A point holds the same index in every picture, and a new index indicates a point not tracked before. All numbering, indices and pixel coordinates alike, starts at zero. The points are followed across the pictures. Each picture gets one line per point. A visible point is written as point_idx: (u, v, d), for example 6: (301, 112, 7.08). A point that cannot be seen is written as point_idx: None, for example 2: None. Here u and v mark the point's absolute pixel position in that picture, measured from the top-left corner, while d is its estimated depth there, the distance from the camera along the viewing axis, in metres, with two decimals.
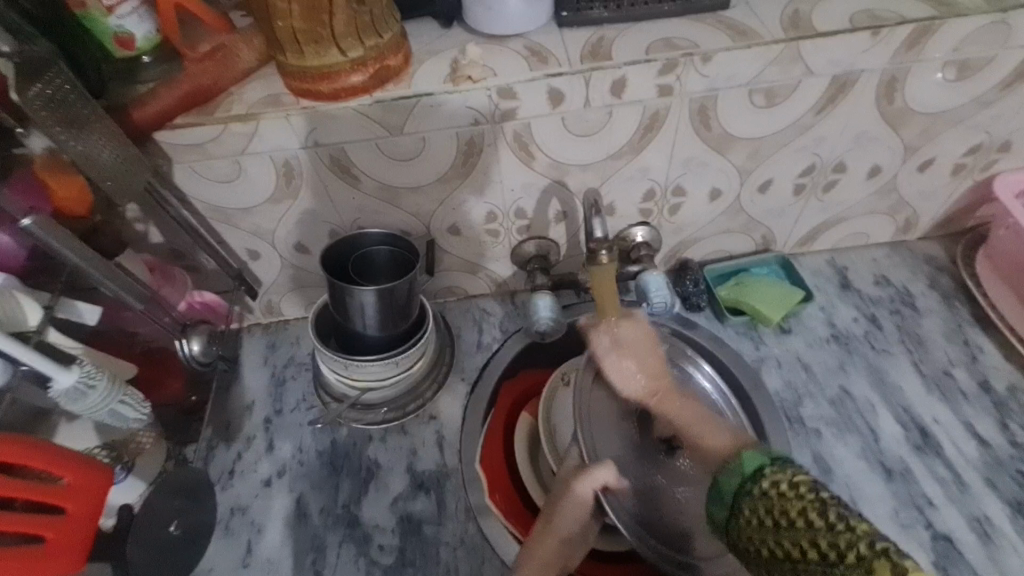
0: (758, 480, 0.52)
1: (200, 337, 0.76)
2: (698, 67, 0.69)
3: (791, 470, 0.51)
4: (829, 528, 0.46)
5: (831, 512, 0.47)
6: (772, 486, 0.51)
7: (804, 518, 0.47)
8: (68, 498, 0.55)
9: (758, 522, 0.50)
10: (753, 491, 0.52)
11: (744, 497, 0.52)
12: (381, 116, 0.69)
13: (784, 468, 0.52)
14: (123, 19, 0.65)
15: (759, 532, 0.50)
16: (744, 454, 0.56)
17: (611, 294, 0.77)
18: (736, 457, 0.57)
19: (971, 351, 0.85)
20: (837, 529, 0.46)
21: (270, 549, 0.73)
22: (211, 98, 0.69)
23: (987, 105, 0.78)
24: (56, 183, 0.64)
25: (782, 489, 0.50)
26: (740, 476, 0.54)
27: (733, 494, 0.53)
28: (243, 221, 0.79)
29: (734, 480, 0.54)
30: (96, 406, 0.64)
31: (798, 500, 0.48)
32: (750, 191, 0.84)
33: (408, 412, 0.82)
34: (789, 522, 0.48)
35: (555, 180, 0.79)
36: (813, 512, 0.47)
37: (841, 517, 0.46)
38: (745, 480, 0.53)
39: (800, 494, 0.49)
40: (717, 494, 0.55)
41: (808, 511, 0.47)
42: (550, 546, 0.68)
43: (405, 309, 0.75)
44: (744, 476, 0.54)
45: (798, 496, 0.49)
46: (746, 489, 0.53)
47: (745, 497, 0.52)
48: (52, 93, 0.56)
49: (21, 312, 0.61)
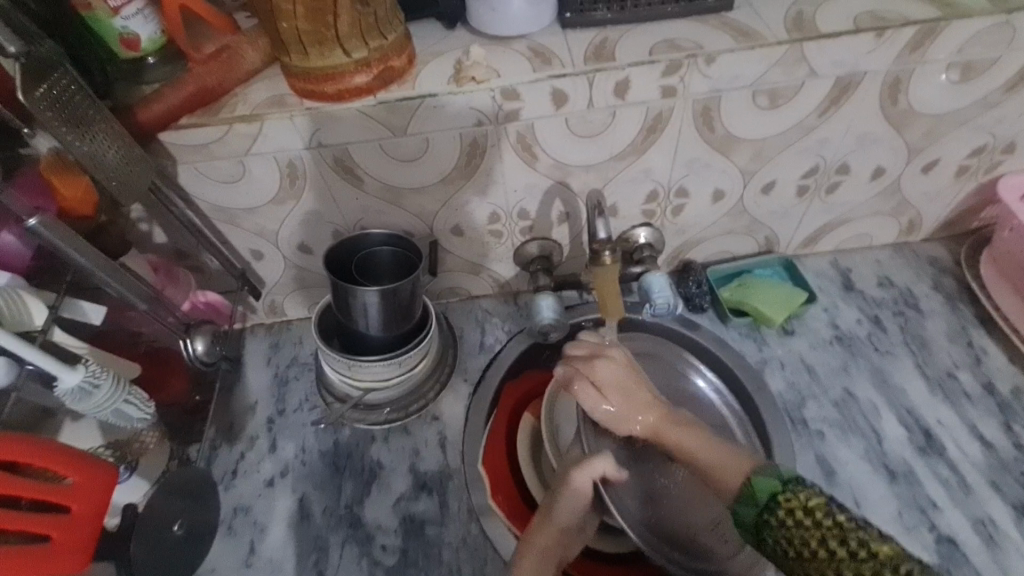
0: (775, 508, 0.59)
1: (205, 337, 0.76)
2: (702, 68, 0.69)
3: (804, 493, 0.58)
4: (851, 556, 0.53)
5: (852, 539, 0.54)
6: (788, 513, 0.58)
7: (827, 547, 0.54)
8: (74, 498, 0.55)
9: (786, 550, 0.57)
10: (771, 521, 0.59)
11: (766, 527, 0.59)
12: (385, 116, 0.69)
13: (796, 492, 0.59)
14: (128, 20, 0.65)
15: (788, 559, 0.57)
16: (755, 480, 0.63)
17: (614, 295, 0.78)
18: (748, 482, 0.64)
19: (975, 353, 0.85)
20: (860, 557, 0.53)
21: (273, 549, 0.73)
22: (216, 99, 0.70)
23: (992, 106, 0.78)
24: (63, 185, 0.64)
25: (799, 518, 0.57)
26: (757, 505, 0.61)
27: (753, 523, 0.61)
28: (247, 221, 0.79)
29: (753, 511, 0.61)
30: (101, 404, 0.64)
31: (817, 530, 0.55)
32: (754, 192, 0.84)
33: (410, 412, 0.82)
34: (812, 552, 0.55)
35: (558, 181, 0.79)
36: (833, 540, 0.54)
37: (863, 544, 0.54)
38: (762, 509, 0.60)
39: (817, 522, 0.56)
40: (742, 521, 0.63)
41: (828, 540, 0.54)
42: (550, 534, 0.67)
43: (409, 310, 0.75)
44: (760, 507, 0.61)
45: (815, 524, 0.56)
46: (765, 519, 0.60)
47: (766, 528, 0.59)
48: (58, 95, 0.56)
49: (26, 311, 0.61)
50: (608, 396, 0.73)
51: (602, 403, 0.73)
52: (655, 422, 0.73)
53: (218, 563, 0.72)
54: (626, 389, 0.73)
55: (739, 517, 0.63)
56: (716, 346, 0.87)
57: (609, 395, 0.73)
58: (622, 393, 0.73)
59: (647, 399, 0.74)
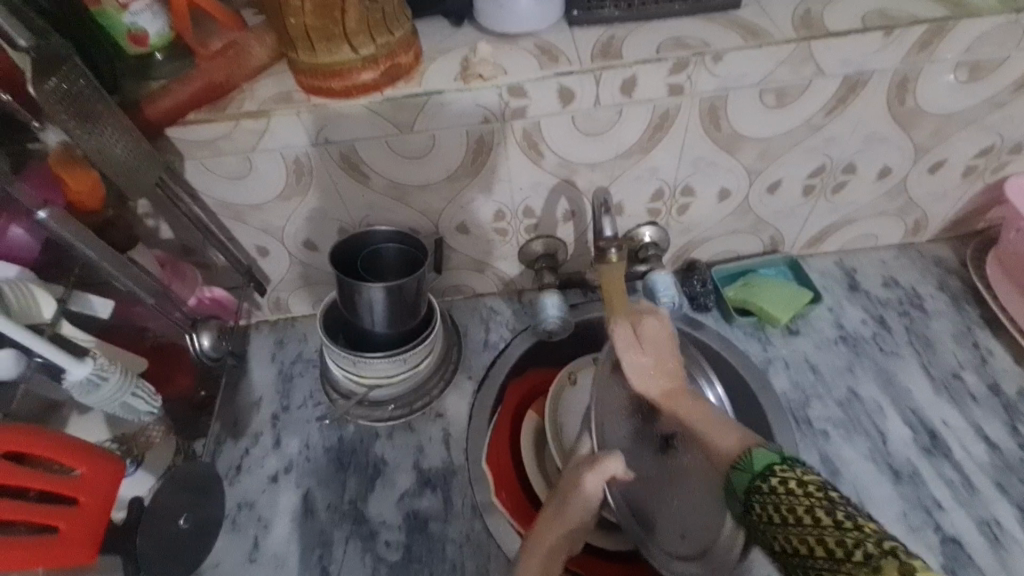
0: (770, 478, 0.50)
1: (210, 331, 0.77)
2: (709, 66, 0.69)
3: (802, 468, 0.49)
4: (836, 526, 0.44)
5: (840, 511, 0.44)
6: (781, 483, 0.49)
7: (813, 517, 0.45)
8: (83, 490, 0.55)
9: (767, 520, 0.48)
10: (763, 489, 0.50)
11: (756, 498, 0.50)
12: (392, 113, 0.70)
13: (794, 465, 0.49)
14: (137, 16, 0.66)
15: (767, 530, 0.48)
16: (756, 453, 0.54)
17: (621, 292, 0.76)
18: (746, 454, 0.55)
19: (981, 354, 0.85)
20: (845, 527, 0.43)
21: (277, 544, 0.73)
22: (224, 94, 0.70)
23: (1000, 107, 0.78)
24: (69, 176, 0.64)
25: (791, 487, 0.48)
26: (750, 476, 0.52)
27: (744, 492, 0.52)
28: (253, 217, 0.79)
29: (745, 481, 0.52)
30: (109, 398, 0.64)
31: (807, 499, 0.46)
32: (759, 191, 0.84)
33: (414, 410, 0.82)
34: (795, 519, 0.46)
35: (564, 179, 0.79)
36: (821, 511, 0.45)
37: (850, 515, 0.44)
38: (756, 478, 0.52)
39: (807, 492, 0.47)
40: (734, 491, 0.54)
41: (815, 510, 0.45)
42: (556, 532, 0.67)
43: (414, 307, 0.75)
44: (753, 475, 0.52)
45: (805, 495, 0.46)
46: (757, 488, 0.51)
47: (756, 495, 0.50)
48: (68, 88, 0.56)
49: (36, 306, 0.62)
50: (643, 350, 0.71)
51: (630, 360, 0.70)
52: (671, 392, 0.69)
53: (222, 558, 0.72)
54: (660, 350, 0.71)
55: (733, 488, 0.54)
56: (721, 344, 0.87)
57: (643, 347, 0.71)
58: (653, 359, 0.70)
59: (676, 372, 0.70)
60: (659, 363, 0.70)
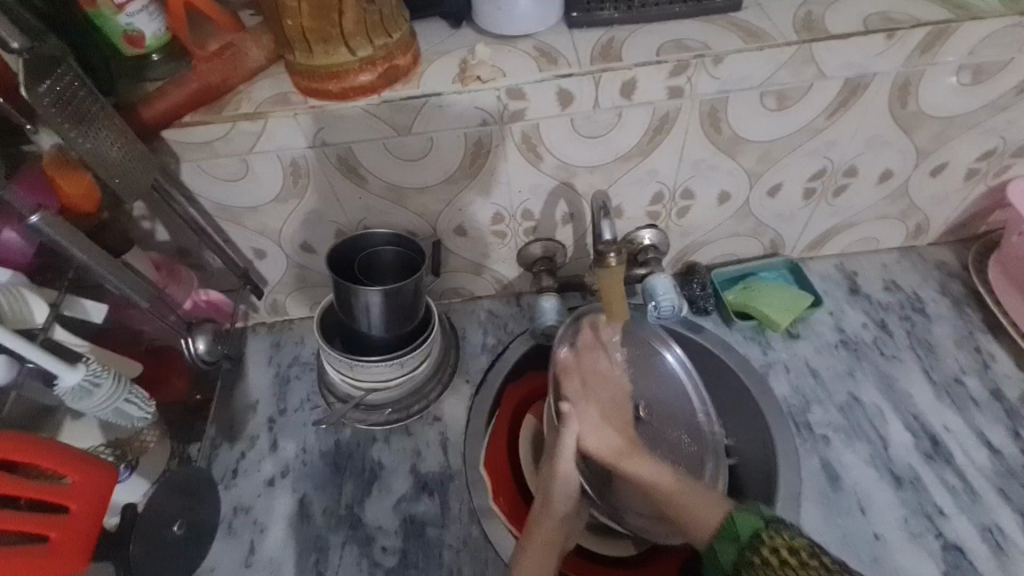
0: (759, 548, 0.55)
1: (206, 335, 0.76)
2: (709, 68, 0.69)
3: (788, 533, 0.54)
4: None
5: None
6: (771, 552, 0.54)
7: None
8: (73, 498, 0.54)
9: None
10: (754, 560, 0.55)
11: (747, 567, 0.55)
12: (389, 116, 0.69)
13: (780, 531, 0.55)
14: (133, 17, 0.65)
15: None
16: (737, 516, 0.59)
17: (620, 299, 0.75)
18: (728, 518, 0.59)
19: (983, 359, 0.84)
20: None
21: (273, 549, 0.73)
22: (220, 97, 0.69)
23: (1002, 109, 0.77)
24: (65, 182, 0.62)
25: (784, 557, 0.53)
26: (738, 543, 0.57)
27: (734, 563, 0.57)
28: (250, 219, 0.79)
29: (733, 548, 0.57)
30: (101, 403, 0.63)
31: (802, 572, 0.51)
32: (759, 194, 0.83)
33: (412, 414, 0.82)
34: None
35: (563, 182, 0.79)
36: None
37: None
38: (744, 547, 0.56)
39: (803, 562, 0.52)
40: (721, 563, 0.58)
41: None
42: (546, 526, 0.68)
43: (412, 311, 0.74)
44: (740, 545, 0.57)
45: (802, 565, 0.51)
46: (748, 558, 0.55)
47: (747, 567, 0.55)
48: (61, 90, 0.55)
49: (27, 309, 0.61)
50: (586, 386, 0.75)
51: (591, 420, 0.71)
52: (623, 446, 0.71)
53: (217, 562, 0.72)
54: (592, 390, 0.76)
55: (719, 559, 0.59)
56: (721, 349, 0.86)
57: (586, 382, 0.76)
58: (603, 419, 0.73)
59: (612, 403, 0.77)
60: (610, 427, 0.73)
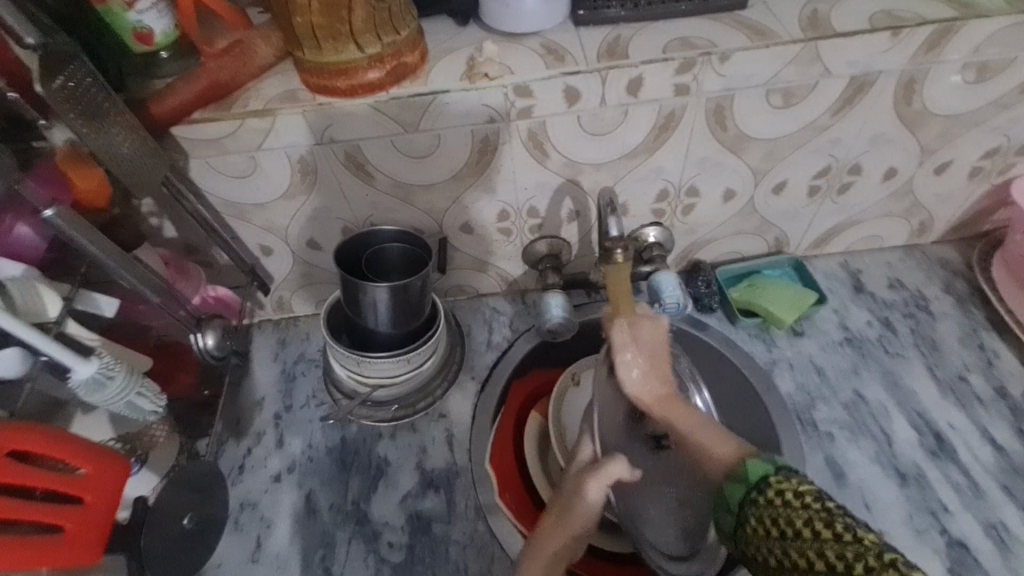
0: (764, 490, 0.51)
1: (215, 330, 0.76)
2: (715, 66, 0.69)
3: (797, 478, 0.51)
4: (836, 538, 0.44)
5: (839, 523, 0.45)
6: (777, 493, 0.50)
7: (811, 528, 0.46)
8: (88, 489, 0.55)
9: (763, 531, 0.49)
10: (758, 500, 0.51)
11: (750, 507, 0.51)
12: (397, 112, 0.69)
13: (790, 477, 0.51)
14: (143, 15, 0.65)
15: (765, 542, 0.48)
16: (749, 463, 0.55)
17: (627, 295, 0.73)
18: (742, 465, 0.56)
19: (987, 356, 0.85)
20: (845, 540, 0.44)
21: (279, 545, 0.73)
22: (228, 94, 0.70)
23: (1006, 108, 0.78)
24: (76, 176, 0.63)
25: (788, 499, 0.49)
26: (745, 486, 0.54)
27: (739, 506, 0.53)
28: (257, 216, 0.79)
29: (739, 491, 0.54)
30: (114, 397, 0.63)
31: (806, 511, 0.47)
32: (764, 191, 0.84)
33: (418, 410, 0.82)
34: (795, 531, 0.46)
35: (568, 179, 0.79)
36: (820, 521, 0.46)
37: (849, 528, 0.45)
38: (751, 490, 0.53)
39: (806, 504, 0.48)
40: (729, 505, 0.55)
41: (814, 522, 0.46)
42: (558, 538, 0.66)
43: (418, 307, 0.75)
44: (750, 486, 0.53)
45: (803, 506, 0.47)
46: (751, 499, 0.52)
47: (751, 507, 0.51)
48: (74, 86, 0.56)
49: (40, 303, 0.61)
50: (636, 367, 0.69)
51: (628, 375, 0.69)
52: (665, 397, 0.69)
53: (225, 557, 0.72)
54: (653, 360, 0.71)
55: (729, 503, 0.56)
56: (726, 346, 0.87)
57: (637, 357, 0.70)
58: (646, 368, 0.70)
59: (665, 379, 0.71)
60: (653, 366, 0.71)
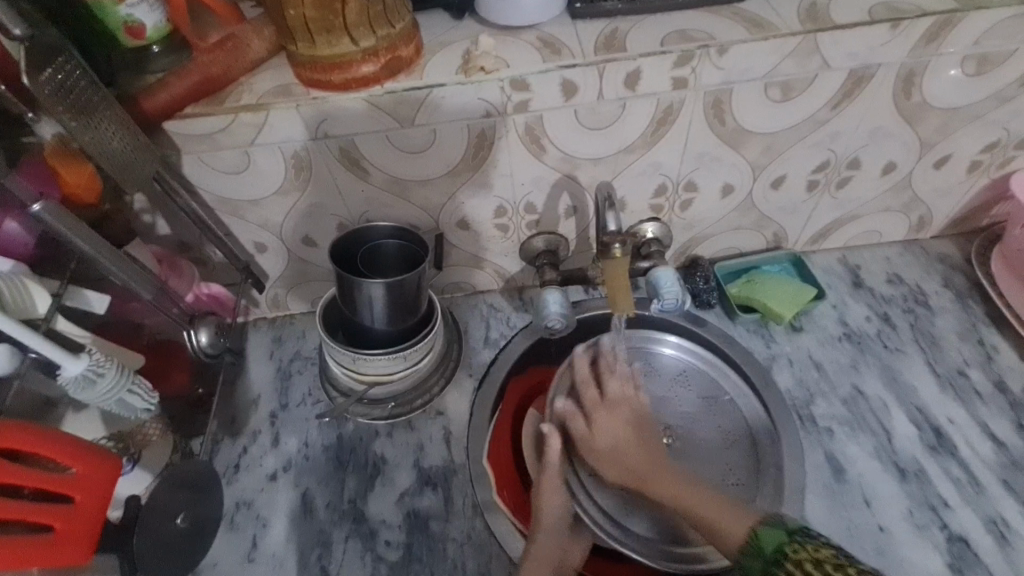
0: (783, 561, 0.52)
1: (209, 328, 0.76)
2: (713, 59, 0.68)
3: (813, 545, 0.52)
4: None
5: None
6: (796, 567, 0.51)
7: None
8: (78, 488, 0.54)
9: None
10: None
11: None
12: (392, 107, 0.69)
13: (805, 544, 0.52)
14: (133, 8, 0.64)
15: None
16: (762, 531, 0.56)
17: (625, 288, 0.76)
18: (753, 534, 0.57)
19: (986, 351, 0.84)
20: None
21: (275, 544, 0.72)
22: (221, 88, 0.69)
23: (1006, 101, 0.77)
24: (65, 171, 0.62)
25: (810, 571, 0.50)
26: (763, 559, 0.54)
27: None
28: (251, 212, 0.78)
29: (757, 565, 0.54)
30: (105, 395, 0.63)
31: None
32: (764, 186, 0.83)
33: (415, 408, 0.82)
34: None
35: (565, 174, 0.78)
36: None
37: None
38: (769, 563, 0.53)
39: None
40: None
41: None
42: (543, 543, 0.69)
43: (414, 304, 0.74)
44: (765, 560, 0.54)
45: None
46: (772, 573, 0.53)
47: None
48: (63, 79, 0.55)
49: (30, 300, 0.61)
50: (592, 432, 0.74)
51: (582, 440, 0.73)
52: (637, 475, 0.69)
53: (220, 557, 0.71)
54: (621, 441, 0.72)
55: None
56: (724, 342, 0.86)
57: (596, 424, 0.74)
58: (613, 470, 0.71)
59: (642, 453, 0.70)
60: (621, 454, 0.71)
